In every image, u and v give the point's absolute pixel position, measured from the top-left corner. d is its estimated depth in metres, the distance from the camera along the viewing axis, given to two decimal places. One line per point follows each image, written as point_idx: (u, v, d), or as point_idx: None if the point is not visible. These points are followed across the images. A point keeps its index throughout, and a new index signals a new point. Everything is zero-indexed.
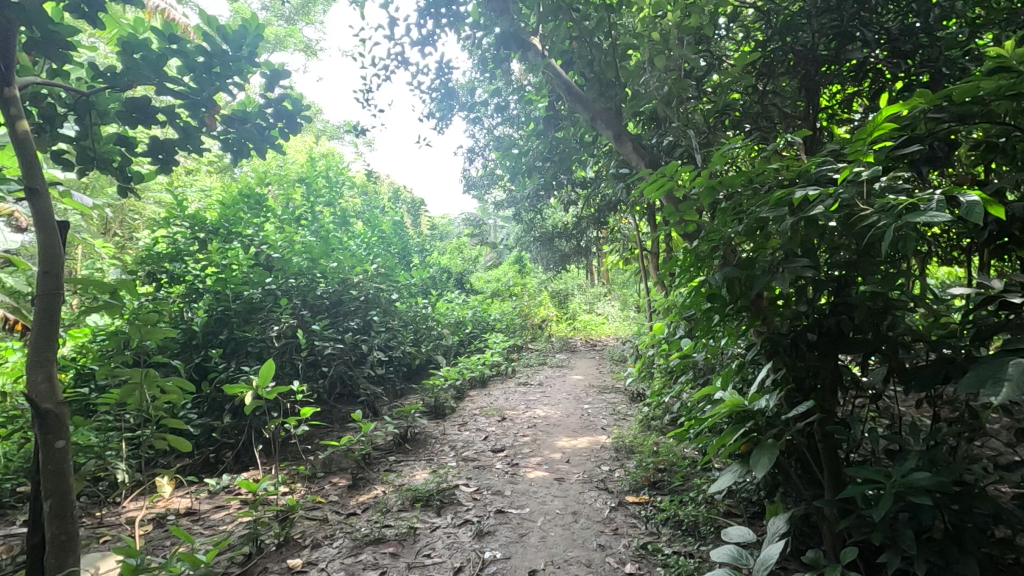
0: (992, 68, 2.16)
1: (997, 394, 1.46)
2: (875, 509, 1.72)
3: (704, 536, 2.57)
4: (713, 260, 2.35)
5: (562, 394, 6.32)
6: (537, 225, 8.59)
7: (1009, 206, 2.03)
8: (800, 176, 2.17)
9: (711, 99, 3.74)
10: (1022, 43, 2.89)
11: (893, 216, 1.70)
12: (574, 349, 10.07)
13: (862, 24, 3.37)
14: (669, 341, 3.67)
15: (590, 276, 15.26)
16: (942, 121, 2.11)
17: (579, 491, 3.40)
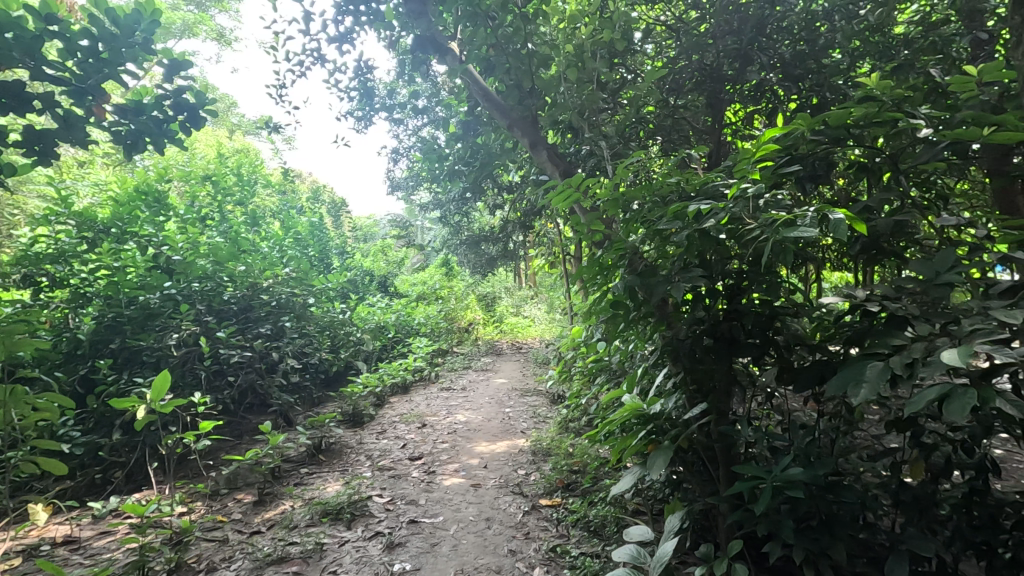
0: (863, 96, 2.39)
1: (857, 394, 1.61)
2: (759, 503, 1.85)
3: (610, 535, 2.67)
4: (619, 268, 2.43)
5: (484, 398, 6.33)
6: (463, 228, 8.56)
7: (876, 222, 2.24)
8: (698, 190, 2.29)
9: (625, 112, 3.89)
10: (892, 75, 3.21)
11: (773, 232, 1.84)
12: (499, 352, 10.15)
13: (759, 48, 3.62)
14: (583, 346, 3.78)
15: (517, 279, 15.44)
16: (820, 143, 2.30)
17: (494, 497, 3.42)
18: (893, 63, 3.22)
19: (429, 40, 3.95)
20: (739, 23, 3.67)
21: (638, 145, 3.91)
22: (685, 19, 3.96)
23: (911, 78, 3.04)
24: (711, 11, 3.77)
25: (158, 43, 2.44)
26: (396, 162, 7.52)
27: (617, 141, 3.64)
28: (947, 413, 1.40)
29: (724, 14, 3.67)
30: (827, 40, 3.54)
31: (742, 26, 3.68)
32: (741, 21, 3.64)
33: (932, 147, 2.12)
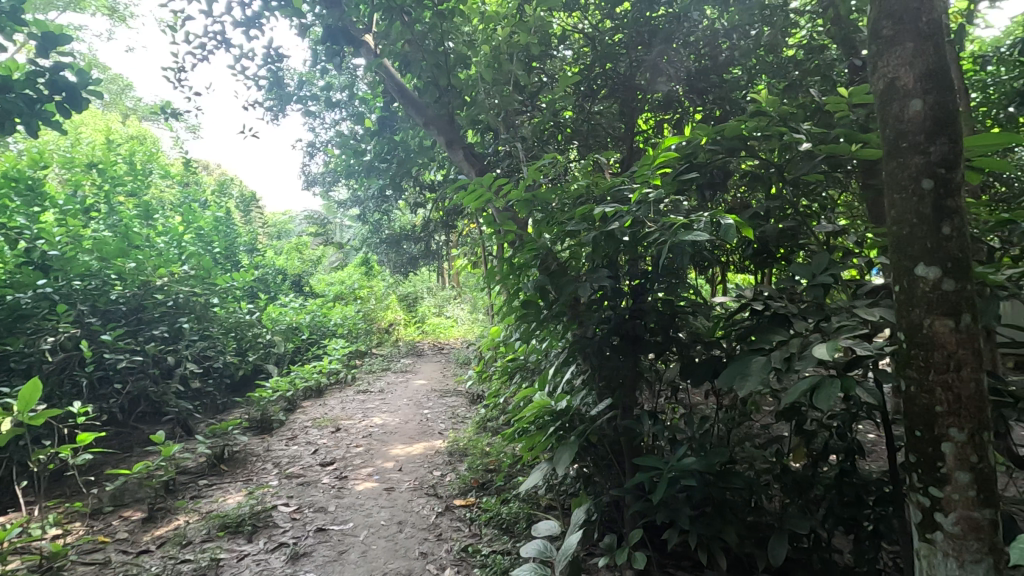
0: (752, 111, 2.58)
1: (743, 386, 1.73)
2: (656, 492, 1.94)
3: (521, 532, 2.71)
4: (531, 268, 2.48)
5: (402, 400, 6.21)
6: (383, 227, 8.38)
7: (764, 227, 2.42)
8: (605, 195, 2.38)
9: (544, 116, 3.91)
10: (784, 93, 3.49)
11: (671, 235, 1.95)
12: (420, 353, 10.01)
13: (667, 61, 3.82)
14: (498, 345, 3.82)
15: (440, 279, 15.33)
16: (717, 152, 2.46)
17: (408, 500, 3.36)
18: (784, 83, 3.50)
19: (341, 30, 3.78)
20: (649, 36, 3.84)
21: (556, 148, 4.00)
22: (599, 27, 4.08)
23: (797, 97, 3.32)
24: (624, 22, 3.92)
25: (29, 14, 2.19)
26: (311, 156, 7.21)
27: (533, 143, 3.69)
28: (816, 401, 1.53)
29: (637, 26, 3.84)
30: (727, 57, 3.79)
31: (651, 38, 3.86)
32: (651, 33, 3.81)
33: (810, 159, 2.32)
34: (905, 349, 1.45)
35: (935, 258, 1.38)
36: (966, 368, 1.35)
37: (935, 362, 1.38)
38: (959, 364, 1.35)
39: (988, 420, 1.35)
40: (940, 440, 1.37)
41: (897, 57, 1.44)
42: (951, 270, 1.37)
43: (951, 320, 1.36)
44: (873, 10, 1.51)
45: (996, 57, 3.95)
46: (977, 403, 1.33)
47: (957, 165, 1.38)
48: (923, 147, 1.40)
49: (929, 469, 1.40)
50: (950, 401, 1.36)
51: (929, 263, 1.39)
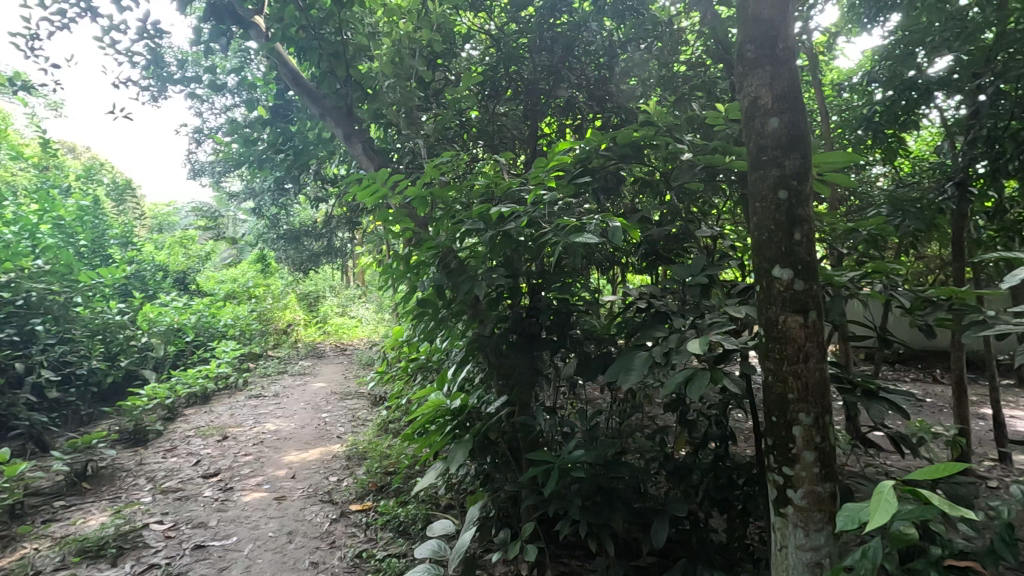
0: (642, 121, 2.75)
1: (628, 380, 1.83)
2: (548, 485, 2.00)
3: (418, 534, 2.69)
4: (429, 266, 2.46)
5: (299, 404, 5.91)
6: (281, 222, 7.92)
7: (651, 231, 2.58)
8: (503, 195, 2.42)
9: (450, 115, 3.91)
10: (673, 104, 3.72)
11: (563, 235, 2.03)
12: (321, 355, 9.56)
13: (568, 68, 3.95)
14: (400, 346, 3.75)
15: (344, 277, 14.74)
16: (609, 158, 2.59)
17: (299, 508, 3.20)
18: (673, 96, 3.74)
19: (225, 9, 3.54)
20: (552, 43, 3.96)
21: (461, 147, 3.98)
22: (504, 29, 4.12)
23: (685, 111, 3.56)
24: (528, 27, 4.00)
25: None
26: (197, 144, 6.65)
27: (435, 140, 3.65)
28: (690, 392, 1.65)
29: (539, 32, 3.94)
30: (623, 68, 3.97)
31: (552, 45, 3.96)
32: (553, 42, 3.94)
33: (691, 168, 2.49)
34: (764, 343, 1.61)
35: (788, 261, 1.54)
36: (813, 359, 1.52)
37: (788, 354, 1.54)
38: (807, 355, 1.52)
39: (829, 405, 1.53)
40: (791, 424, 1.53)
41: (760, 78, 1.59)
42: (801, 272, 1.53)
43: (801, 316, 1.53)
44: (739, 35, 1.65)
45: (850, 85, 4.48)
46: (820, 390, 1.51)
47: (806, 178, 1.56)
48: (780, 161, 1.55)
49: (783, 450, 1.55)
50: (800, 389, 1.53)
51: (784, 265, 1.54)
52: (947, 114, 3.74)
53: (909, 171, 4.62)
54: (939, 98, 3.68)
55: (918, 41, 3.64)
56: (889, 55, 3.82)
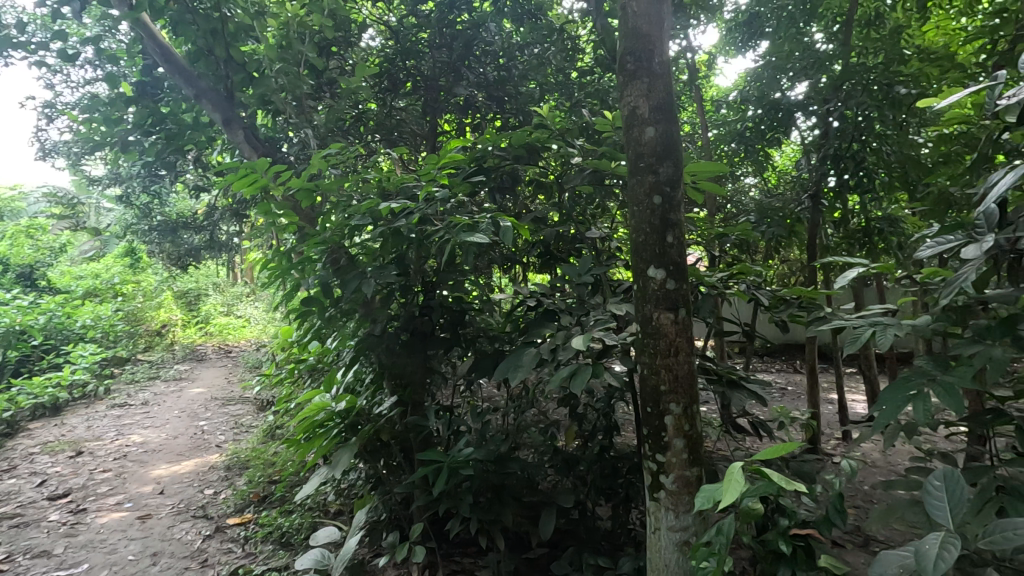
0: (536, 124, 2.81)
1: (516, 377, 1.86)
2: (437, 485, 2.00)
3: (302, 543, 2.56)
4: (316, 263, 2.36)
5: (172, 412, 5.38)
6: (153, 211, 7.17)
7: (543, 230, 2.67)
8: (395, 191, 2.39)
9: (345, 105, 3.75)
10: (569, 108, 3.84)
11: (454, 234, 2.04)
12: (202, 357, 8.78)
13: (467, 66, 3.94)
14: (287, 347, 3.54)
15: (231, 274, 13.64)
16: (503, 159, 2.66)
17: (167, 526, 2.92)
18: (569, 101, 3.86)
19: None
20: (451, 39, 3.93)
21: (356, 139, 3.82)
22: (403, 22, 4.02)
23: (579, 115, 3.69)
24: (428, 22, 3.94)
25: None
26: (49, 121, 5.84)
27: (327, 131, 3.49)
28: (573, 386, 1.72)
29: (438, 27, 3.91)
30: (521, 71, 4.01)
31: (451, 42, 3.93)
32: (452, 38, 3.91)
33: (581, 171, 2.60)
34: (640, 338, 1.71)
35: (661, 262, 1.65)
36: (682, 353, 1.64)
37: (661, 349, 1.65)
38: (677, 349, 1.64)
39: (696, 395, 1.66)
40: (663, 414, 1.64)
41: (638, 88, 1.68)
42: (673, 273, 1.65)
43: (672, 313, 1.64)
44: (620, 47, 1.74)
45: (726, 102, 4.90)
46: (688, 381, 1.64)
47: (677, 185, 1.67)
48: (655, 168, 1.66)
49: (656, 439, 1.66)
50: (671, 380, 1.65)
51: (657, 266, 1.65)
52: (803, 135, 4.20)
53: (775, 182, 5.12)
54: (798, 119, 4.13)
55: (780, 67, 4.06)
56: (757, 78, 4.22)
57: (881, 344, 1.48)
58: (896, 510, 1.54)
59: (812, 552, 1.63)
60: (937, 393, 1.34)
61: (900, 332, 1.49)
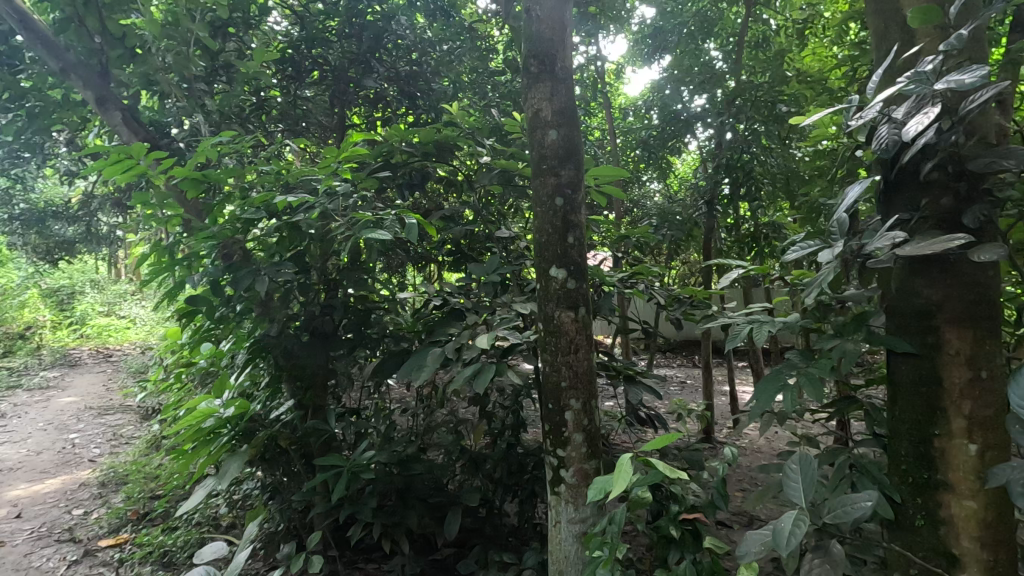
0: (446, 121, 2.79)
1: (419, 377, 1.84)
2: (335, 491, 1.93)
3: (186, 562, 2.37)
4: (204, 259, 2.19)
5: (37, 425, 4.79)
6: (16, 199, 6.34)
7: (452, 228, 2.65)
8: (293, 185, 2.27)
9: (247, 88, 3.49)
10: (482, 107, 3.85)
11: (356, 230, 1.97)
12: (75, 363, 7.89)
13: (378, 58, 3.81)
14: (174, 350, 3.26)
15: (113, 270, 12.37)
16: (411, 155, 2.61)
17: (23, 555, 2.59)
18: (481, 101, 3.87)
19: None
20: (360, 29, 3.80)
21: (255, 128, 3.59)
22: (309, 7, 3.83)
23: (491, 114, 3.70)
24: (336, 9, 3.79)
25: None
26: None
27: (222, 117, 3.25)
28: (476, 385, 1.72)
29: (348, 15, 3.75)
30: (434, 67, 3.93)
31: (361, 33, 3.80)
32: (361, 28, 3.78)
33: (489, 171, 2.60)
34: (543, 337, 1.75)
35: (562, 262, 1.69)
36: (581, 350, 1.70)
37: (562, 347, 1.69)
38: (577, 347, 1.70)
39: (594, 390, 1.72)
40: (564, 410, 1.69)
41: (541, 91, 1.71)
42: (573, 273, 1.70)
43: (572, 312, 1.69)
44: (523, 49, 1.77)
45: (632, 109, 5.14)
46: (587, 378, 1.70)
47: (578, 187, 1.73)
48: (557, 170, 1.70)
49: (556, 434, 1.71)
50: (571, 377, 1.70)
51: (559, 266, 1.69)
52: (700, 145, 4.49)
53: (675, 188, 5.44)
54: (696, 130, 4.40)
55: (680, 79, 4.32)
56: (660, 89, 4.46)
57: (756, 340, 1.61)
58: (769, 491, 1.68)
59: (699, 535, 1.74)
60: (802, 383, 1.49)
61: (772, 328, 1.64)
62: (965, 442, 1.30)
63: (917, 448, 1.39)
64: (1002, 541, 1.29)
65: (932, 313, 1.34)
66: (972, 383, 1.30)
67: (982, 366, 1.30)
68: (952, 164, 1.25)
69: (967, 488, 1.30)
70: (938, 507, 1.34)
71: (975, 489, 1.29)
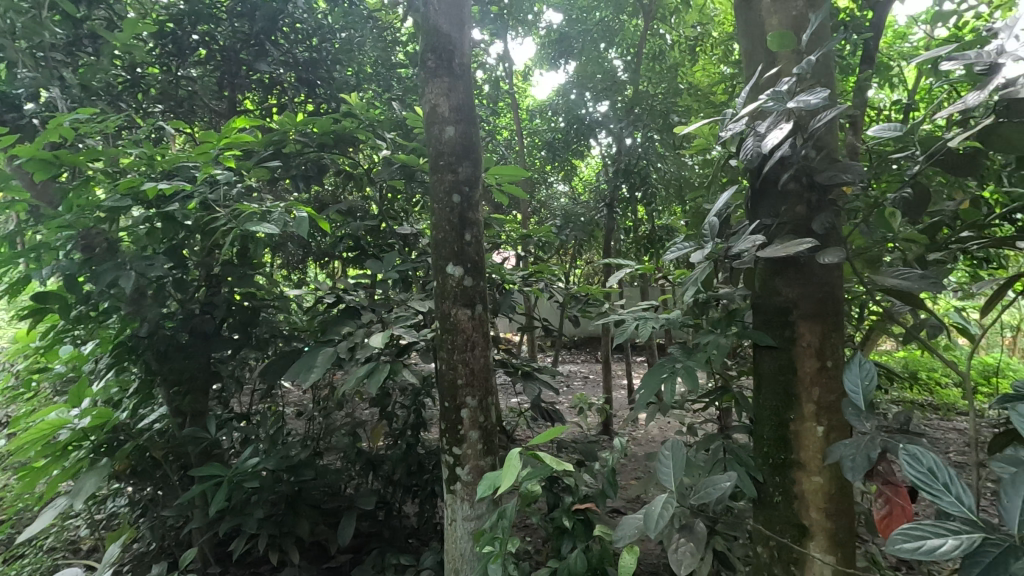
0: (344, 111, 2.68)
1: (307, 379, 1.75)
2: (213, 504, 1.79)
3: None
4: (56, 251, 1.94)
5: None
6: None
7: (350, 223, 2.56)
8: (167, 172, 2.08)
9: (117, 63, 3.12)
10: (385, 100, 3.74)
11: (239, 223, 1.83)
12: None
13: (273, 42, 3.53)
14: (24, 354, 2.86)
15: None
16: (306, 145, 2.47)
17: None
18: (385, 94, 3.77)
19: None
20: (252, 8, 3.47)
21: (128, 107, 3.23)
22: None
23: (395, 108, 3.61)
24: None
25: None
26: None
27: (85, 93, 2.88)
28: (369, 386, 1.67)
29: None
30: (336, 57, 3.74)
31: (254, 12, 3.47)
32: (253, 7, 3.46)
33: (390, 165, 2.54)
34: (439, 335, 1.73)
35: (459, 259, 1.69)
36: (478, 347, 1.71)
37: (458, 344, 1.69)
38: (473, 344, 1.70)
39: (489, 387, 1.73)
40: (460, 408, 1.69)
41: (438, 86, 1.70)
42: (470, 270, 1.70)
43: (469, 310, 1.69)
44: (421, 43, 1.74)
45: (538, 112, 5.25)
46: (483, 376, 1.71)
47: (475, 185, 1.73)
48: (454, 168, 1.69)
49: (452, 432, 1.70)
50: (467, 375, 1.70)
51: (455, 263, 1.68)
52: (601, 150, 4.67)
53: (579, 190, 5.61)
54: (598, 135, 4.58)
55: (584, 85, 4.46)
56: (565, 93, 4.58)
57: (641, 335, 1.70)
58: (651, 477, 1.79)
59: (590, 523, 1.81)
60: (680, 375, 1.59)
61: (655, 324, 1.73)
62: (814, 424, 1.46)
63: (776, 431, 1.54)
64: (843, 510, 1.47)
65: (788, 309, 1.49)
66: (820, 372, 1.46)
67: (828, 356, 1.46)
68: (805, 176, 1.39)
69: (815, 465, 1.46)
70: (792, 484, 1.49)
71: (822, 466, 1.45)
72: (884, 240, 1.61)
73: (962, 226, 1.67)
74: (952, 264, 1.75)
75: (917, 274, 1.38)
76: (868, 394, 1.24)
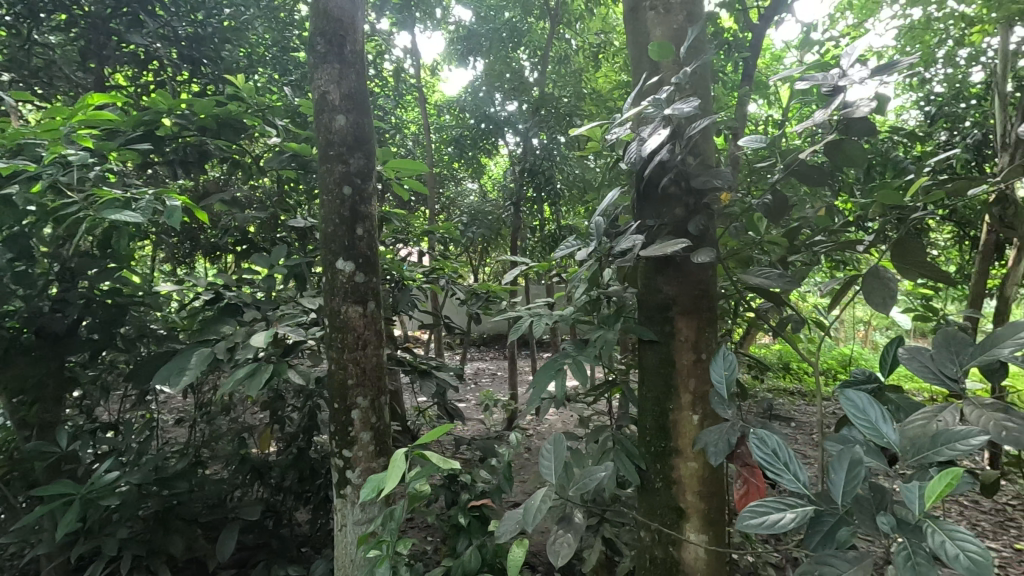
0: (229, 94, 2.48)
1: (178, 383, 1.60)
2: (61, 526, 1.58)
3: None
4: None
5: None
6: None
7: (236, 215, 2.38)
8: (8, 149, 1.81)
9: None
10: (279, 86, 3.52)
11: (96, 210, 1.63)
12: None
13: (150, 11, 3.06)
14: None
15: None
16: (184, 128, 2.26)
17: None
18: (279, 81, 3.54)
19: None
20: None
21: None
22: None
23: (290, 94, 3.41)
24: None
25: None
26: None
27: None
28: (249, 388, 1.56)
29: None
30: (220, 29, 3.28)
31: None
32: None
33: (281, 154, 2.39)
34: (328, 332, 1.65)
35: (350, 254, 1.62)
36: (369, 345, 1.65)
37: (349, 342, 1.62)
38: (365, 343, 1.64)
39: (382, 385, 1.68)
40: (350, 409, 1.63)
41: (327, 72, 1.62)
42: (362, 266, 1.64)
43: (360, 306, 1.63)
44: (310, 25, 1.65)
45: (446, 108, 5.19)
46: (374, 374, 1.65)
47: (368, 178, 1.67)
48: (345, 158, 1.62)
49: (342, 433, 1.64)
50: (358, 374, 1.64)
51: (346, 258, 1.62)
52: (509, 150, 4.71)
53: (487, 188, 5.63)
54: (506, 134, 4.62)
55: (492, 84, 4.48)
56: (474, 91, 4.57)
57: (534, 331, 1.73)
58: None
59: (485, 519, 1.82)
60: (570, 369, 1.63)
61: (549, 321, 1.77)
62: (689, 413, 1.56)
63: (658, 419, 1.63)
64: (714, 491, 1.58)
65: (668, 305, 1.58)
66: (695, 364, 1.56)
67: (702, 349, 1.57)
68: (683, 181, 1.49)
69: (691, 451, 1.56)
70: (671, 470, 1.58)
71: (696, 452, 1.56)
72: (752, 242, 1.75)
73: (818, 231, 1.86)
74: (810, 265, 1.94)
75: (776, 274, 1.52)
76: (732, 384, 1.32)
